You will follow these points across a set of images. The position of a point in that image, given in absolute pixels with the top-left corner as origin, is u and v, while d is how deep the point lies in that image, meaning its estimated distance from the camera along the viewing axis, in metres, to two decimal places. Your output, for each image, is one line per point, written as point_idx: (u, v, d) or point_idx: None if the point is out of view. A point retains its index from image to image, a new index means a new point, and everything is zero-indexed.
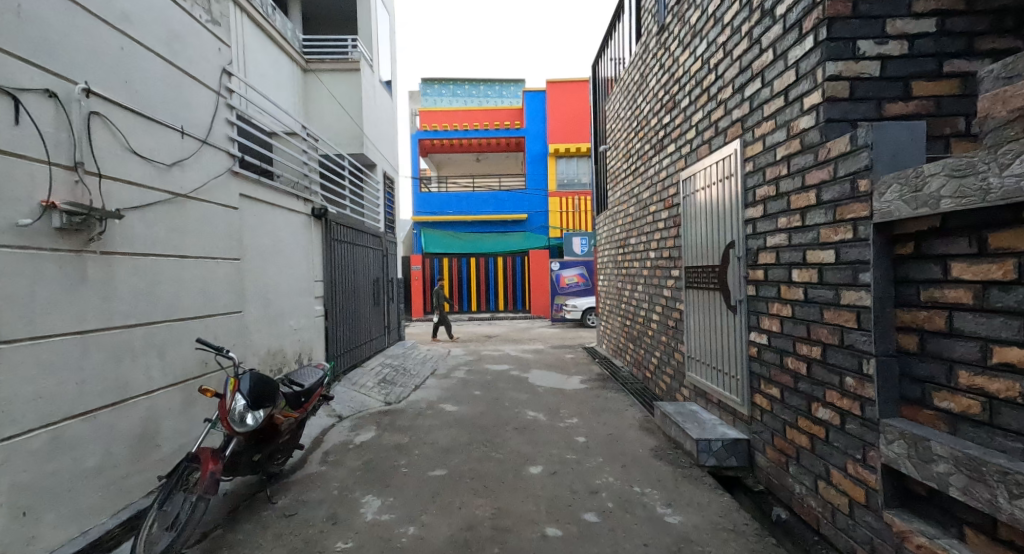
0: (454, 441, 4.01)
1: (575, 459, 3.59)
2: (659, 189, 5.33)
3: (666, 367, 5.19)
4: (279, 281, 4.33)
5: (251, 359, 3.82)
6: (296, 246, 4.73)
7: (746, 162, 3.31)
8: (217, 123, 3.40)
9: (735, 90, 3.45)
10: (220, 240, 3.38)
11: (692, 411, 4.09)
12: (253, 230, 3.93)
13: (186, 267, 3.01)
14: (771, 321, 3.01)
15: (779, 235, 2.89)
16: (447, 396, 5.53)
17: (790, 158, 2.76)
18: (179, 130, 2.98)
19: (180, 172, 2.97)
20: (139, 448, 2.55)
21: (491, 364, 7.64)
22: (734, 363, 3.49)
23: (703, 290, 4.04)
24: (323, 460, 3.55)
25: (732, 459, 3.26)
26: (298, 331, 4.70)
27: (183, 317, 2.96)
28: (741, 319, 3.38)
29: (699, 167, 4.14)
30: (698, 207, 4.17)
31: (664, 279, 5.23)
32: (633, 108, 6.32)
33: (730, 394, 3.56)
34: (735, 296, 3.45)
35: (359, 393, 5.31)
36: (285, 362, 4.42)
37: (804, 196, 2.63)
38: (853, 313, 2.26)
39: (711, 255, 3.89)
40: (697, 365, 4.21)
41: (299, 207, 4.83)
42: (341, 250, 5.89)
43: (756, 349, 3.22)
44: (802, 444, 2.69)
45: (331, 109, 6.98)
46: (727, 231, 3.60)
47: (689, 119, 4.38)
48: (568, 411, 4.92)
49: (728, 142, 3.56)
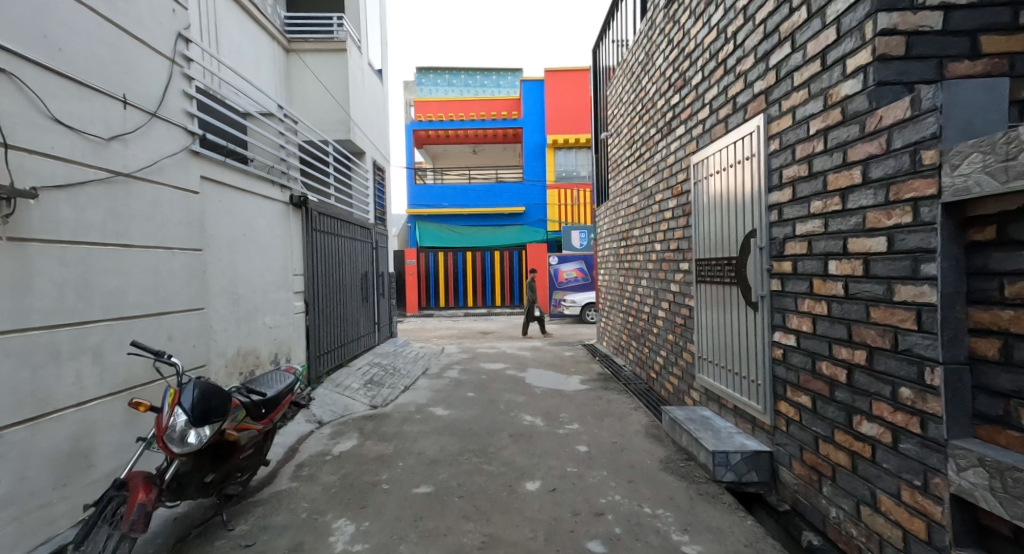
0: (443, 451, 3.64)
1: (576, 473, 3.23)
2: (666, 176, 4.95)
3: (673, 368, 4.83)
4: (251, 274, 3.95)
5: (216, 361, 3.43)
6: (272, 236, 4.34)
7: (770, 141, 2.94)
8: (171, 94, 3.01)
9: (758, 60, 3.06)
10: (176, 228, 3.00)
11: (704, 417, 3.74)
12: (219, 218, 3.53)
13: (131, 258, 2.63)
14: (801, 320, 2.65)
15: (813, 222, 2.52)
16: (438, 398, 5.16)
17: (827, 131, 2.38)
18: (121, 99, 2.59)
19: (123, 148, 2.59)
20: (67, 469, 2.18)
21: (486, 362, 7.26)
22: (756, 368, 3.13)
23: (718, 285, 3.66)
24: (295, 475, 3.18)
25: (752, 474, 2.93)
26: (274, 329, 4.31)
27: (127, 316, 2.58)
28: (762, 316, 3.03)
29: (713, 150, 3.76)
30: (712, 194, 3.80)
31: (671, 274, 4.87)
32: (637, 90, 5.92)
33: (750, 401, 3.21)
34: (755, 292, 3.09)
35: (343, 396, 4.95)
36: (258, 363, 4.04)
37: (846, 174, 2.26)
38: (911, 313, 1.88)
39: (727, 247, 3.51)
40: (711, 366, 3.86)
41: (276, 194, 4.44)
42: (324, 242, 5.48)
43: (780, 351, 2.87)
44: (839, 463, 2.33)
45: (315, 91, 6.54)
46: (747, 219, 3.23)
47: (702, 97, 3.98)
48: (567, 416, 4.55)
49: (750, 118, 3.18)
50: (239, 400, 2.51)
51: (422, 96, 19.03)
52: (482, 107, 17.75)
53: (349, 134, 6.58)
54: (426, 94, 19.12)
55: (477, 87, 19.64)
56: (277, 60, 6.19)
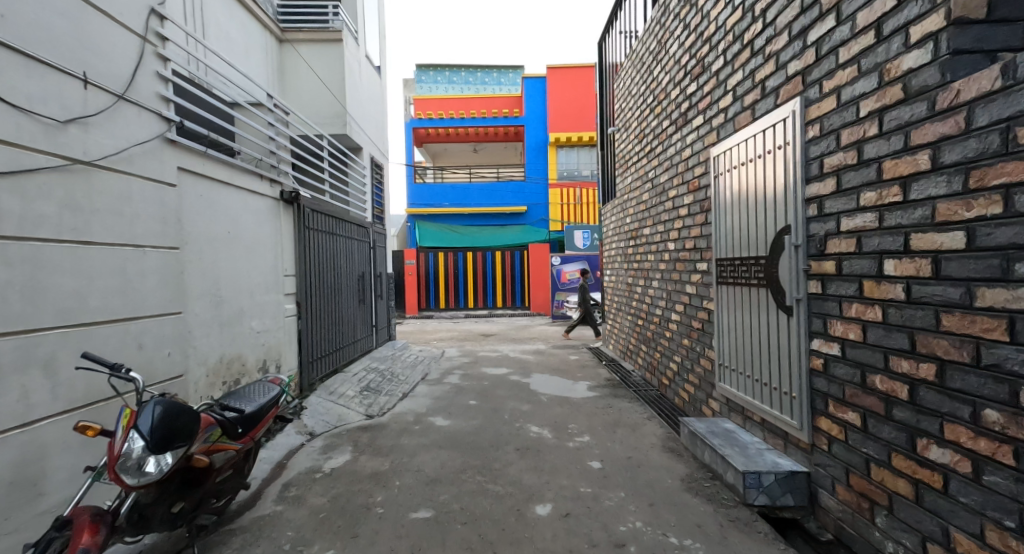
0: (444, 468, 3.34)
1: (591, 494, 2.93)
2: (681, 170, 4.66)
3: (688, 375, 4.54)
4: (236, 275, 3.66)
5: (195, 371, 3.13)
6: (260, 234, 4.05)
7: (808, 127, 2.64)
8: (143, 76, 2.72)
9: (794, 37, 2.75)
10: (148, 224, 2.71)
11: (727, 430, 3.44)
12: (200, 213, 3.24)
13: (93, 257, 2.34)
14: (847, 327, 2.35)
15: (863, 216, 2.23)
16: (438, 407, 4.86)
17: (883, 112, 2.08)
18: (81, 78, 2.31)
19: (84, 133, 2.30)
20: (10, 500, 1.89)
21: (488, 367, 6.94)
22: (790, 378, 2.83)
23: (744, 286, 3.37)
24: (281, 496, 2.88)
25: (788, 498, 2.63)
26: (262, 334, 4.02)
27: (88, 322, 2.29)
28: (798, 322, 2.74)
29: (737, 140, 3.47)
30: (735, 189, 3.50)
31: (687, 275, 4.56)
32: (648, 81, 5.62)
33: (782, 415, 2.92)
34: (790, 295, 2.80)
35: (337, 404, 4.65)
36: (244, 371, 3.74)
37: (908, 161, 1.96)
38: (1002, 321, 1.59)
39: (754, 245, 3.22)
40: (733, 375, 3.57)
41: (265, 189, 4.15)
42: (318, 241, 5.19)
43: (820, 361, 2.57)
44: (898, 491, 2.04)
45: (310, 83, 6.24)
46: (778, 215, 2.94)
47: (724, 83, 3.67)
48: (576, 427, 4.24)
49: (782, 104, 2.88)
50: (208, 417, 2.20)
51: (422, 93, 18.70)
52: (482, 105, 17.45)
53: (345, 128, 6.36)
54: (426, 92, 18.80)
55: (477, 84, 19.31)
56: (270, 50, 5.89)
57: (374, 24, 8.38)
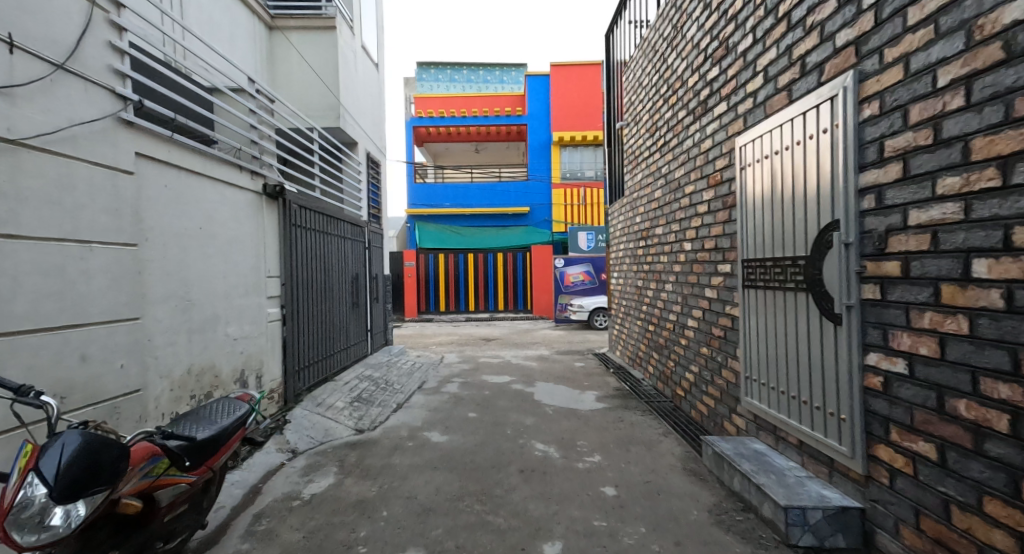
0: (438, 494, 2.96)
1: (606, 530, 2.54)
2: (699, 163, 4.28)
3: (707, 387, 4.15)
4: (209, 275, 3.29)
5: (157, 385, 2.77)
6: (238, 230, 3.68)
7: (862, 106, 2.27)
8: (92, 44, 2.35)
9: (844, 2, 2.38)
10: (97, 217, 2.35)
11: (758, 452, 3.06)
12: (165, 206, 2.87)
13: (19, 253, 1.98)
14: (916, 339, 1.97)
15: (941, 206, 1.85)
16: (434, 420, 4.47)
17: (972, 79, 1.72)
18: (5, 40, 1.94)
19: (7, 104, 1.93)
20: None
21: (489, 374, 6.54)
22: (837, 397, 2.45)
23: (779, 291, 2.98)
24: (249, 531, 2.50)
25: (838, 538, 2.25)
26: (239, 342, 3.65)
27: (9, 332, 1.92)
28: (848, 333, 2.35)
29: (769, 126, 3.09)
30: (767, 181, 3.12)
31: (705, 278, 4.19)
32: (662, 69, 5.24)
33: (827, 440, 2.53)
34: (837, 302, 2.41)
35: (324, 417, 4.27)
36: (217, 384, 3.37)
37: (1009, 137, 1.59)
38: None
39: (791, 244, 2.83)
40: (763, 390, 3.18)
41: (245, 181, 3.78)
42: (307, 239, 4.83)
43: (879, 379, 2.19)
44: (992, 545, 1.66)
45: (301, 73, 5.88)
46: (822, 208, 2.55)
47: (753, 64, 3.30)
48: (586, 445, 3.85)
49: (829, 81, 2.50)
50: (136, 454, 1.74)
51: (422, 91, 18.39)
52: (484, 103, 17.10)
53: (338, 121, 6.03)
54: (426, 90, 18.46)
55: (478, 82, 18.94)
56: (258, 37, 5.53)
57: (372, 15, 8.02)
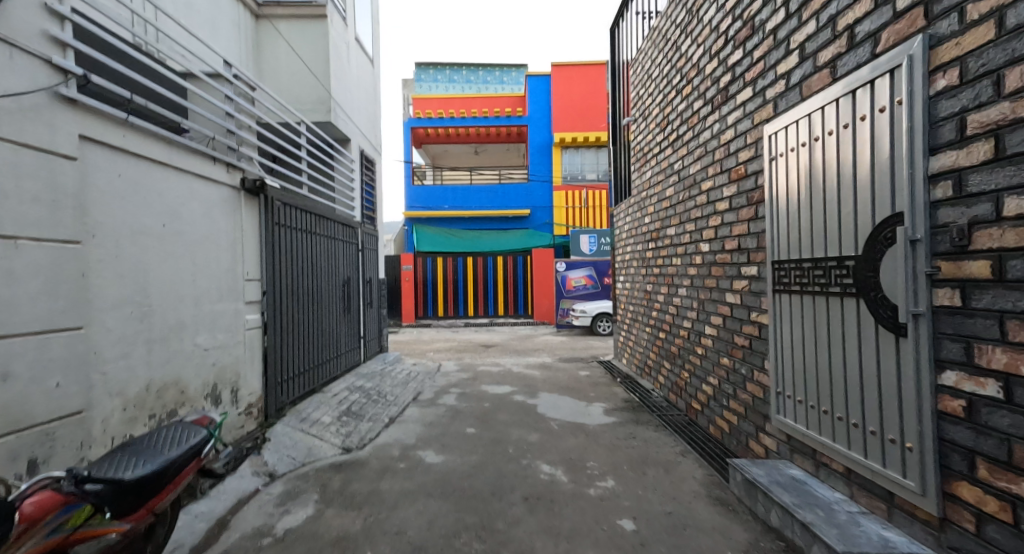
0: (431, 529, 2.58)
1: None
2: (718, 156, 3.93)
3: (728, 402, 3.77)
4: (173, 278, 2.92)
5: (106, 404, 2.40)
6: (211, 228, 3.31)
7: (935, 75, 1.90)
8: (22, 5, 2.00)
9: None
10: (25, 208, 1.98)
11: (797, 480, 2.67)
12: (119, 198, 2.51)
13: None
14: (1017, 356, 1.61)
15: None
16: (429, 437, 4.08)
17: None
18: None
19: None
20: None
21: (489, 384, 6.15)
22: (902, 422, 2.06)
23: (821, 295, 2.60)
24: None
25: None
26: (210, 353, 3.27)
27: None
28: (918, 347, 1.97)
29: (806, 109, 2.73)
30: (805, 171, 2.75)
31: (726, 282, 3.82)
32: (674, 58, 4.89)
33: (887, 471, 2.14)
34: (903, 309, 2.03)
35: (307, 434, 3.88)
36: (183, 400, 2.99)
37: None
38: None
39: (837, 242, 2.46)
40: (801, 409, 2.79)
41: (219, 174, 3.42)
42: (291, 239, 4.45)
43: (960, 403, 1.81)
44: None
45: (289, 64, 5.53)
46: (879, 200, 2.18)
47: (786, 42, 2.95)
48: (597, 467, 3.46)
49: (887, 51, 2.14)
50: (26, 512, 1.41)
51: (422, 91, 18.06)
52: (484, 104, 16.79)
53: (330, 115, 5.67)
54: (426, 91, 18.15)
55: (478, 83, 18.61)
56: (244, 26, 5.18)
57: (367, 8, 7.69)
